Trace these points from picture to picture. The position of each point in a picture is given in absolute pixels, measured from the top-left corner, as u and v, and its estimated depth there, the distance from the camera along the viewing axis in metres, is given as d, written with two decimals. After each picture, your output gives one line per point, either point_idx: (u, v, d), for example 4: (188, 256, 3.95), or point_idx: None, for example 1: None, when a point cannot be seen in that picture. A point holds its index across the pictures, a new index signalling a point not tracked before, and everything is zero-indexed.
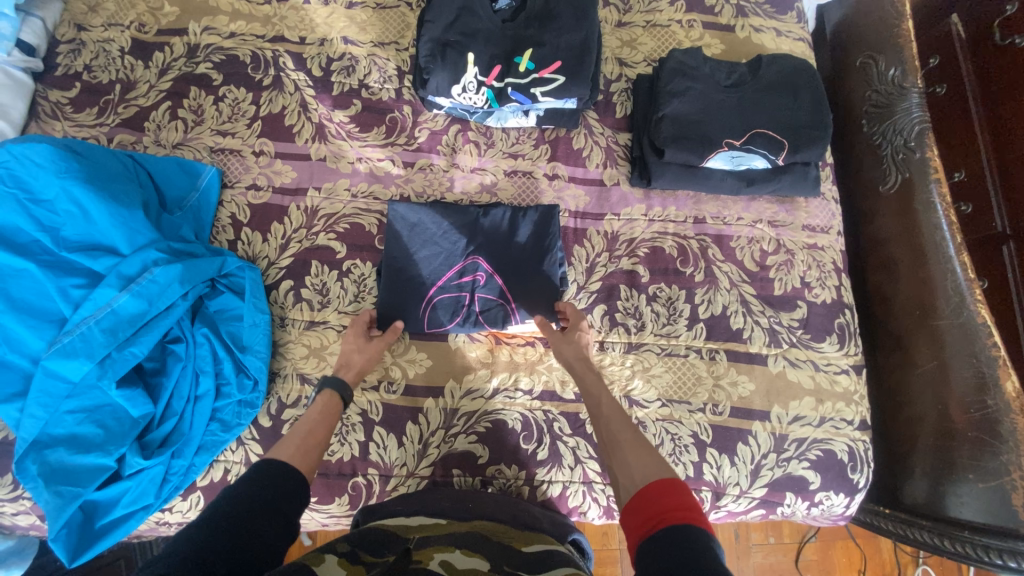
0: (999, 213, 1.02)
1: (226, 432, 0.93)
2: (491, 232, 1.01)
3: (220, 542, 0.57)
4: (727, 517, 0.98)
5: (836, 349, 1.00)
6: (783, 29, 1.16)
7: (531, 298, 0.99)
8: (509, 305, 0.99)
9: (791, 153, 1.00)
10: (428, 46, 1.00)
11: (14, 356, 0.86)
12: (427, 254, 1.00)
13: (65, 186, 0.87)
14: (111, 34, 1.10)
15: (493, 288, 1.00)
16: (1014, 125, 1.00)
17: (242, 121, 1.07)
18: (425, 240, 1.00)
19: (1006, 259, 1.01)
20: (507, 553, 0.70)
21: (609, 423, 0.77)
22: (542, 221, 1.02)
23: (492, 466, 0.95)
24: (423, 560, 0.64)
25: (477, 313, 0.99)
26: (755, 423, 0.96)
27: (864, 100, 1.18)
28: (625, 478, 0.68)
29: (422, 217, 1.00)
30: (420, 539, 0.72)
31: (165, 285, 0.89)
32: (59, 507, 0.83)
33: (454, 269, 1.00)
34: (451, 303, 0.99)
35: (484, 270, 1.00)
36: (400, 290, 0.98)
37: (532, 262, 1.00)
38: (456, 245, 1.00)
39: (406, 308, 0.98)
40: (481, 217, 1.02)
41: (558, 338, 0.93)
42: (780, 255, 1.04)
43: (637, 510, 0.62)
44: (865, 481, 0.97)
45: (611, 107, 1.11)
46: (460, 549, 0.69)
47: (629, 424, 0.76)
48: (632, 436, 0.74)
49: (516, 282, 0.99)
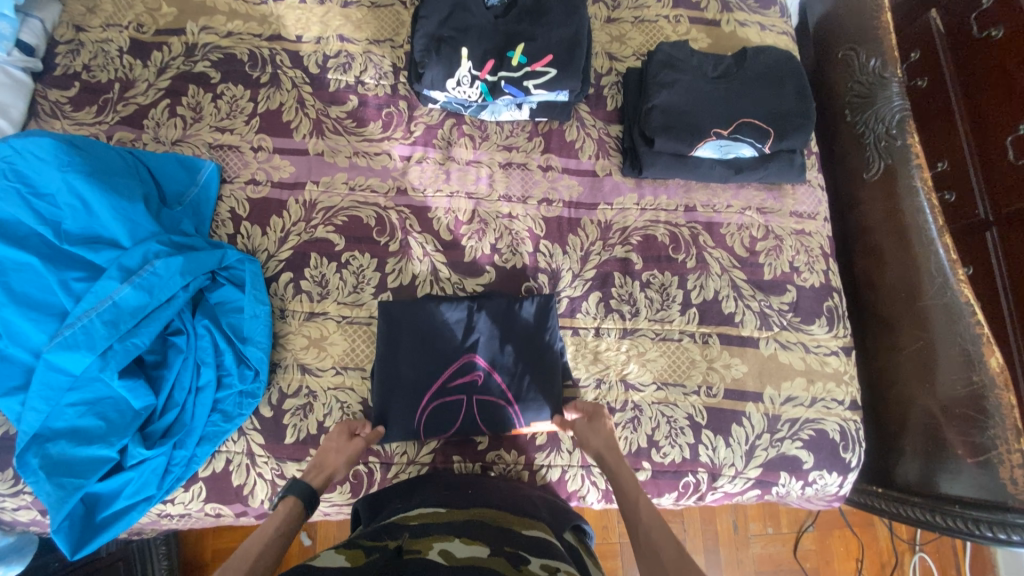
0: (983, 203, 1.06)
1: (228, 422, 0.94)
2: (490, 326, 0.99)
3: None
4: (723, 498, 1.00)
5: (825, 331, 1.03)
6: (768, 24, 1.19)
7: (533, 398, 0.97)
8: (512, 406, 0.96)
9: (777, 140, 1.03)
10: (423, 42, 1.03)
11: (16, 348, 0.87)
12: (424, 352, 0.97)
13: (67, 180, 0.88)
14: (110, 34, 1.12)
15: (492, 387, 0.97)
16: (993, 112, 1.04)
17: (240, 118, 1.09)
18: (419, 342, 0.97)
19: (990, 245, 1.04)
20: (508, 537, 0.71)
21: (649, 532, 0.75)
22: (541, 316, 1.00)
23: (491, 452, 0.97)
24: (423, 550, 0.66)
25: (476, 416, 0.96)
26: (749, 404, 0.98)
27: (847, 91, 1.22)
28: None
29: (417, 316, 0.98)
30: (420, 527, 0.73)
31: (167, 277, 0.90)
32: (61, 498, 0.83)
33: (449, 370, 0.97)
34: (448, 408, 0.95)
35: (482, 368, 0.97)
36: (395, 394, 0.95)
37: (531, 357, 0.98)
38: (453, 343, 0.98)
39: (402, 415, 0.94)
40: (478, 312, 0.99)
41: (585, 428, 0.92)
42: (770, 240, 1.07)
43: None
44: (858, 460, 0.99)
45: (603, 100, 1.14)
46: (460, 537, 0.70)
47: (668, 535, 0.74)
48: (676, 556, 0.70)
49: (515, 380, 0.97)
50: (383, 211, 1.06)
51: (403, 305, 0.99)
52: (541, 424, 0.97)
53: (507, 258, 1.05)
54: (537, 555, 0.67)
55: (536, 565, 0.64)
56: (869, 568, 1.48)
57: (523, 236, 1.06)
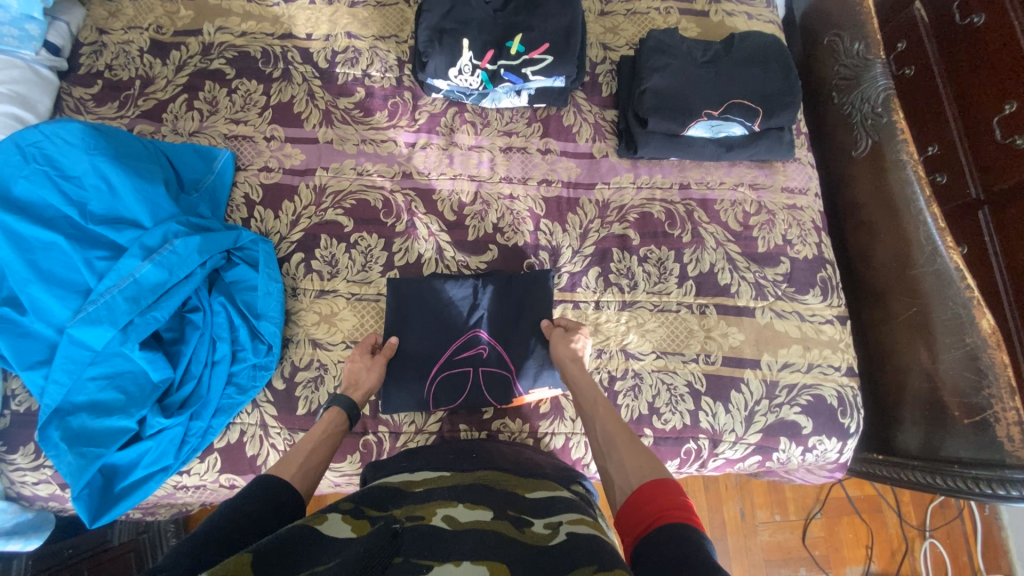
0: (973, 182, 1.05)
1: (243, 395, 0.98)
2: (493, 300, 1.03)
3: (216, 552, 0.57)
4: (726, 465, 1.03)
5: (820, 300, 1.06)
6: (754, 14, 1.26)
7: (533, 368, 1.00)
8: (514, 377, 0.99)
9: (765, 119, 1.08)
10: (426, 33, 1.09)
11: (40, 324, 0.90)
12: (429, 326, 1.01)
13: (95, 163, 0.94)
14: (131, 36, 1.19)
15: (495, 360, 1.00)
16: (980, 95, 1.03)
17: (254, 110, 1.15)
18: (426, 318, 1.02)
19: (982, 224, 1.03)
20: (511, 500, 0.71)
21: (600, 425, 0.82)
22: (540, 288, 1.04)
23: (497, 421, 1.00)
24: (427, 516, 0.65)
25: (480, 386, 0.99)
26: (747, 370, 1.01)
27: (833, 74, 1.28)
28: (620, 481, 0.71)
29: (422, 293, 1.03)
30: (423, 492, 0.72)
31: (185, 255, 0.94)
32: (82, 466, 0.86)
33: (455, 343, 1.01)
34: (454, 380, 0.99)
35: (485, 342, 1.01)
36: (402, 369, 0.99)
37: (531, 324, 1.02)
38: (457, 318, 1.02)
39: (409, 387, 0.98)
40: (481, 288, 1.03)
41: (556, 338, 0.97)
42: (762, 215, 1.11)
43: (631, 515, 0.65)
44: (857, 426, 1.01)
45: (598, 86, 1.19)
46: (462, 502, 0.69)
47: (618, 421, 0.81)
48: (624, 435, 0.78)
49: (516, 351, 1.01)
50: (390, 195, 1.11)
51: (409, 284, 1.03)
52: (547, 391, 1.00)
53: (509, 236, 1.09)
54: (540, 516, 0.67)
55: (539, 525, 0.65)
56: (879, 555, 1.46)
57: (524, 215, 1.10)
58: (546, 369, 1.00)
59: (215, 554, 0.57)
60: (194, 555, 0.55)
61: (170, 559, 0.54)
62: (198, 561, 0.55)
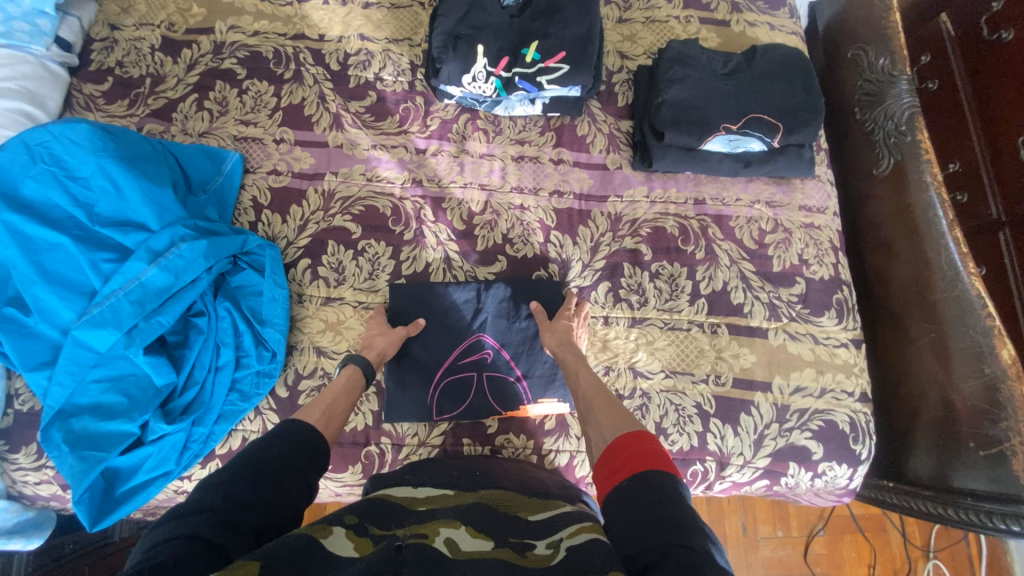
0: (995, 204, 1.00)
1: (246, 402, 0.97)
2: (497, 303, 1.03)
3: (250, 492, 0.59)
4: (732, 488, 1.01)
5: (835, 323, 1.04)
6: (777, 24, 1.23)
7: (541, 376, 1.01)
8: (519, 383, 1.00)
9: (786, 135, 1.05)
10: (441, 38, 1.07)
11: (45, 325, 0.89)
12: (433, 333, 1.01)
13: (102, 164, 0.93)
14: (143, 33, 1.17)
15: (499, 365, 1.01)
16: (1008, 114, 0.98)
17: (264, 112, 1.13)
18: (430, 321, 1.02)
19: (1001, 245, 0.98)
20: (513, 525, 0.69)
21: (584, 392, 0.85)
22: (544, 288, 1.04)
23: (501, 436, 0.99)
24: (429, 535, 0.62)
25: (485, 394, 0.99)
26: (757, 393, 0.99)
27: (856, 89, 1.25)
28: (599, 438, 0.75)
29: (424, 295, 1.03)
30: (426, 513, 0.70)
31: (191, 260, 0.93)
32: (83, 471, 0.85)
33: (459, 349, 1.01)
34: (458, 386, 0.99)
35: (489, 346, 1.02)
36: (405, 375, 0.99)
37: (535, 327, 1.02)
38: (460, 323, 1.02)
39: (412, 394, 0.98)
40: (484, 291, 1.03)
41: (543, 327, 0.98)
42: (779, 233, 1.08)
43: (604, 467, 0.68)
44: (868, 452, 0.99)
45: (614, 96, 1.17)
46: (466, 524, 0.67)
47: (603, 392, 0.84)
48: (604, 401, 0.82)
49: (525, 358, 1.01)
50: (399, 201, 1.09)
51: (418, 292, 1.03)
52: (555, 405, 0.99)
53: (518, 247, 1.07)
54: (543, 538, 0.65)
55: (542, 547, 0.63)
56: None
57: (534, 226, 1.08)
58: (557, 381, 1.01)
59: (249, 492, 0.59)
60: (223, 507, 0.56)
61: (197, 497, 0.57)
62: (229, 500, 0.57)
